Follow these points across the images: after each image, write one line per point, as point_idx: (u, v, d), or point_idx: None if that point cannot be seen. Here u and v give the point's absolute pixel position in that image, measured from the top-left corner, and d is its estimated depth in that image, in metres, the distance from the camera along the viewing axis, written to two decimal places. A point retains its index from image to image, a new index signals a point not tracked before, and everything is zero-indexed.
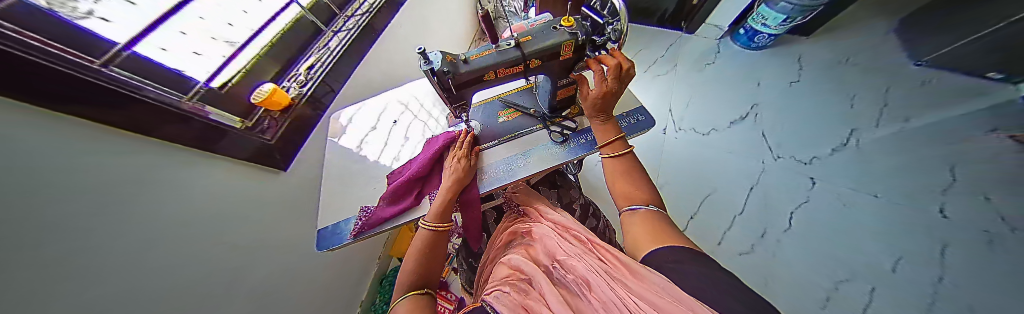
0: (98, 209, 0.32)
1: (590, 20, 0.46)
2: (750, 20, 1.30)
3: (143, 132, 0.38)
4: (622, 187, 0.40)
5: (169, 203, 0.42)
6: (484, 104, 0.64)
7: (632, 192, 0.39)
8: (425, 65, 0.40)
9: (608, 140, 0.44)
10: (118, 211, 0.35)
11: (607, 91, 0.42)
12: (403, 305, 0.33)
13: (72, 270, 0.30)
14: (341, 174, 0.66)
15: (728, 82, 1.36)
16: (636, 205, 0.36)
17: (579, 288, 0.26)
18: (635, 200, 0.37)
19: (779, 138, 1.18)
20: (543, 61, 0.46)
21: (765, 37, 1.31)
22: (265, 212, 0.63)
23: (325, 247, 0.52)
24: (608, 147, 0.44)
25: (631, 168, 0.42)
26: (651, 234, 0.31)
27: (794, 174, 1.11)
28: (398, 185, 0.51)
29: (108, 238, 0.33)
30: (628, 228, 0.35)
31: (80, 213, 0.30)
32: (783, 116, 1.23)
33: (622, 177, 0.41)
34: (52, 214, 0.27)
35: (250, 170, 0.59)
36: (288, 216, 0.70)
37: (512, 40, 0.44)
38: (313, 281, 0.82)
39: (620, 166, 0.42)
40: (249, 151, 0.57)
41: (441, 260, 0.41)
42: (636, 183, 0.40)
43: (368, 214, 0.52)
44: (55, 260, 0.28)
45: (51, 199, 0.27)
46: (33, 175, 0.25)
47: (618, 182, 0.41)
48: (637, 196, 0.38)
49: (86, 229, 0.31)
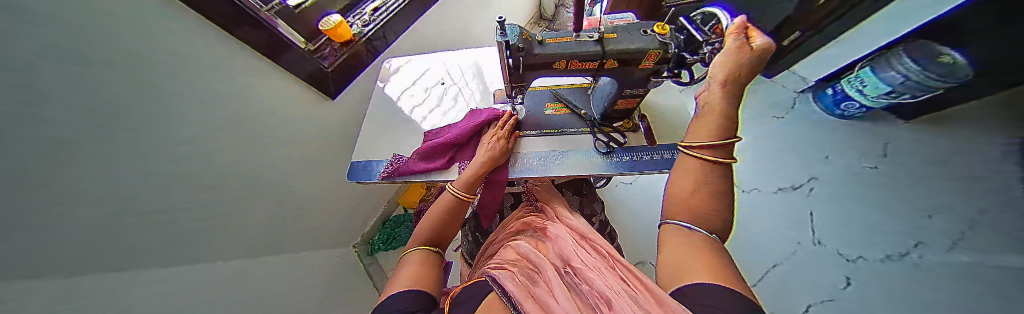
0: (117, 89, 0.34)
1: (686, 34, 0.41)
2: (845, 81, 0.96)
3: (221, 27, 0.50)
4: (686, 192, 0.29)
5: (203, 107, 0.49)
6: (538, 93, 0.68)
7: (701, 207, 0.27)
8: (501, 37, 0.40)
9: (718, 127, 0.30)
10: (159, 107, 0.40)
11: (744, 57, 0.30)
12: (415, 255, 0.36)
13: (111, 148, 0.33)
14: (382, 120, 0.73)
15: (791, 147, 1.13)
16: (689, 223, 0.27)
17: (592, 298, 0.25)
18: (699, 217, 0.27)
19: (836, 224, 0.90)
20: (618, 65, 0.44)
21: (856, 106, 0.97)
22: (277, 129, 0.71)
23: (356, 179, 0.60)
24: (712, 134, 0.30)
25: (712, 176, 0.29)
26: (691, 260, 0.23)
27: (823, 267, 0.88)
28: (433, 145, 0.58)
29: (149, 124, 0.39)
30: (668, 245, 0.27)
31: (120, 100, 0.35)
32: (841, 198, 0.93)
33: (695, 182, 0.29)
34: (98, 97, 0.31)
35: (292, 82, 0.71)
36: (300, 135, 0.78)
37: (596, 33, 0.42)
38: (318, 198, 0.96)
39: (699, 169, 0.29)
40: (306, 71, 0.71)
41: (455, 228, 0.44)
42: (711, 197, 0.28)
43: (398, 164, 0.60)
44: (116, 137, 0.34)
45: (93, 83, 0.31)
46: (76, 60, 0.28)
47: (683, 182, 0.30)
48: (704, 211, 0.27)
49: (129, 117, 0.36)
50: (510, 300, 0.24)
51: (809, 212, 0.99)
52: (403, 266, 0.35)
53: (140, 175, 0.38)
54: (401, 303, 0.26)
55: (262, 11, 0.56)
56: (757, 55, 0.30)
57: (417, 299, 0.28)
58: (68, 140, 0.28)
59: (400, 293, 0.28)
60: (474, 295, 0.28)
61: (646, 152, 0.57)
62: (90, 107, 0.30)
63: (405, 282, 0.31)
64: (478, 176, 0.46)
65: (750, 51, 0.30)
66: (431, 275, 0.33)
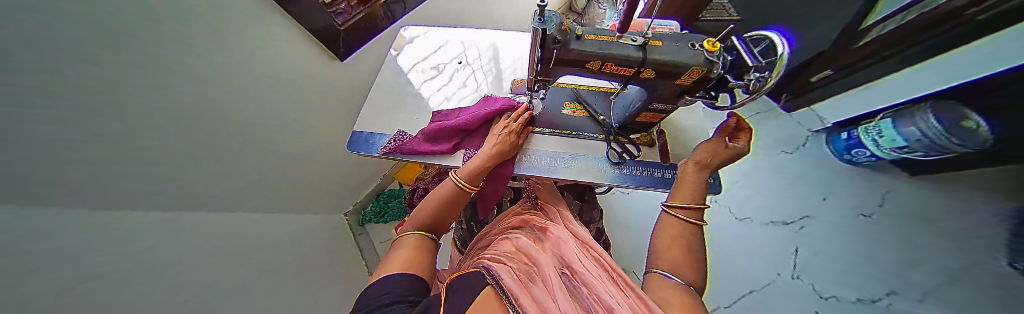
0: (62, 22, 0.29)
1: (734, 55, 0.38)
2: (865, 129, 0.80)
3: None
4: (666, 243, 0.33)
5: (166, 62, 0.46)
6: (558, 90, 0.67)
7: (681, 258, 0.30)
8: (537, 24, 0.37)
9: (693, 194, 0.40)
10: (115, 50, 0.38)
11: (722, 149, 0.44)
12: (410, 239, 0.36)
13: (50, 89, 0.29)
14: (388, 93, 0.70)
15: (788, 183, 1.07)
16: (670, 273, 0.28)
17: (593, 307, 0.24)
18: (678, 268, 0.28)
19: (821, 265, 0.87)
20: (655, 75, 0.42)
21: (866, 155, 0.85)
22: (248, 80, 0.66)
23: (357, 150, 0.58)
24: (688, 199, 0.38)
25: (689, 233, 0.34)
26: (665, 292, 0.25)
27: (795, 300, 0.90)
28: (440, 127, 0.56)
29: (108, 69, 0.37)
30: (649, 285, 0.28)
31: (77, 47, 0.32)
32: (830, 241, 0.87)
33: (675, 235, 0.34)
34: (56, 45, 0.29)
35: (293, 30, 0.75)
36: (277, 92, 0.76)
37: (640, 38, 0.40)
38: (299, 161, 0.95)
39: (680, 226, 0.35)
40: (319, 23, 0.78)
41: (454, 216, 0.43)
42: (689, 250, 0.31)
43: (402, 141, 0.59)
44: (75, 86, 0.32)
45: (54, 31, 0.29)
46: (38, 5, 0.26)
47: (665, 234, 0.34)
48: (684, 263, 0.29)
49: (85, 63, 0.33)
50: (507, 295, 0.23)
51: (813, 254, 0.90)
52: (397, 248, 0.34)
53: (96, 126, 0.37)
54: (394, 286, 0.26)
55: None
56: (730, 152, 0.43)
57: (410, 283, 0.27)
58: (27, 95, 0.27)
59: (395, 276, 0.28)
60: (471, 282, 0.27)
61: (657, 169, 0.57)
62: (47, 59, 0.28)
63: (400, 265, 0.31)
64: (482, 167, 0.45)
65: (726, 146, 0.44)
66: (426, 261, 0.33)
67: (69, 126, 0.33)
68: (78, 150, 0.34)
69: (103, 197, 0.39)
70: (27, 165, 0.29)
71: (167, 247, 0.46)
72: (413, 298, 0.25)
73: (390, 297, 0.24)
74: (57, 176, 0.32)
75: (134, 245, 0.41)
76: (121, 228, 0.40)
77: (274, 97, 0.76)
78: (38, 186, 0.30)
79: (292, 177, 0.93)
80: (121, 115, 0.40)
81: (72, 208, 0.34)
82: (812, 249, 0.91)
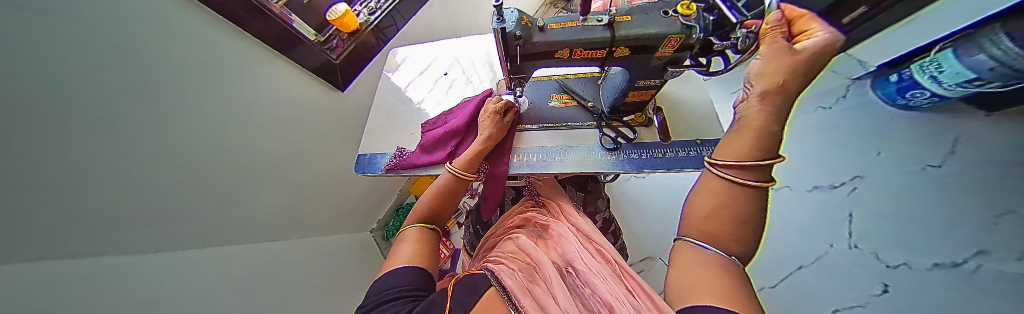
0: (47, 85, 0.33)
1: (716, 14, 0.35)
2: (916, 64, 0.88)
3: (220, 16, 0.60)
4: (702, 215, 0.24)
5: (166, 108, 0.51)
6: (541, 83, 0.67)
7: (721, 231, 0.22)
8: (497, 24, 0.38)
9: (757, 144, 0.23)
10: (110, 102, 0.42)
11: (792, 63, 0.23)
12: (412, 232, 0.38)
13: (36, 144, 0.33)
14: (386, 114, 0.74)
15: (840, 142, 1.08)
16: (704, 243, 0.22)
17: (596, 306, 0.24)
18: (714, 238, 0.22)
19: (872, 227, 0.88)
20: (629, 52, 0.40)
21: (925, 96, 0.89)
22: (248, 117, 0.72)
23: (362, 171, 0.63)
24: (742, 154, 0.23)
25: (744, 198, 0.22)
26: (697, 286, 0.18)
27: (856, 270, 0.86)
28: (436, 137, 0.60)
29: (101, 124, 0.41)
30: (677, 260, 0.24)
31: (74, 106, 0.37)
32: (893, 197, 0.89)
33: (717, 203, 0.23)
34: (32, 118, 0.32)
35: (297, 72, 0.83)
36: (285, 130, 0.85)
37: (607, 16, 0.38)
38: (317, 188, 1.05)
39: (731, 191, 0.23)
40: (318, 62, 0.86)
41: (454, 205, 0.46)
42: (738, 220, 0.22)
43: (402, 158, 0.62)
44: (59, 152, 0.36)
45: (31, 92, 0.32)
46: (16, 72, 0.30)
47: (701, 201, 0.24)
48: (726, 235, 0.21)
49: (70, 130, 0.37)
50: (507, 294, 0.23)
51: (882, 211, 0.89)
52: (401, 241, 0.37)
53: (96, 172, 0.41)
54: (399, 280, 0.28)
55: (274, 4, 0.67)
56: (804, 62, 0.23)
57: (413, 277, 0.29)
58: (7, 150, 0.30)
59: (398, 269, 0.30)
60: (473, 282, 0.27)
61: (658, 149, 0.55)
62: (32, 117, 0.32)
63: (407, 258, 0.32)
64: (477, 153, 0.49)
65: (794, 57, 0.23)
66: (427, 252, 0.35)
67: (68, 174, 0.37)
68: (78, 195, 0.39)
69: (118, 242, 0.45)
70: (23, 211, 0.32)
71: (189, 273, 0.51)
72: (417, 294, 0.26)
73: (394, 291, 0.26)
74: (55, 232, 0.36)
75: (160, 280, 0.46)
76: (143, 268, 0.45)
77: (283, 134, 0.85)
78: (25, 228, 0.33)
79: (312, 203, 1.03)
80: (120, 171, 0.45)
81: (86, 255, 0.39)
82: (880, 206, 0.90)
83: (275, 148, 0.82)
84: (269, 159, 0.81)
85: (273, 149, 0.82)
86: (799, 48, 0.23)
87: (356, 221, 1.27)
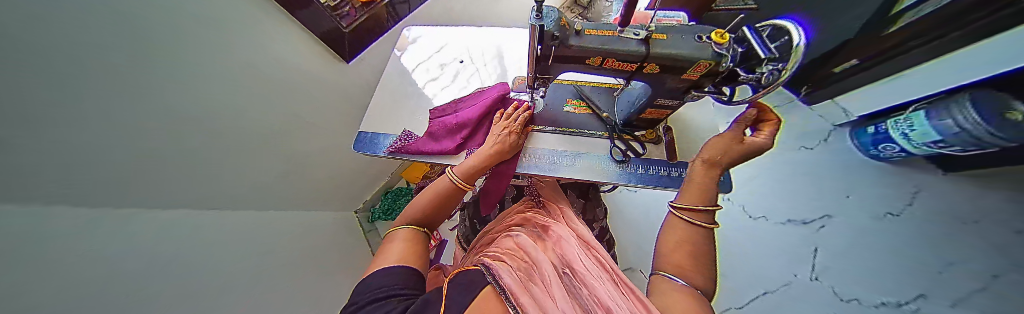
0: (54, 21, 0.31)
1: (745, 47, 0.35)
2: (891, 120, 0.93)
3: None
4: (671, 247, 0.29)
5: (168, 53, 0.48)
6: (561, 85, 0.68)
7: (686, 261, 0.26)
8: (536, 21, 0.37)
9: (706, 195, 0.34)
10: (110, 44, 0.39)
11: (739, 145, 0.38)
12: (402, 232, 0.37)
13: (46, 84, 0.31)
14: (394, 93, 0.71)
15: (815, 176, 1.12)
16: (674, 274, 0.25)
17: (593, 307, 0.24)
18: (683, 271, 0.25)
19: (831, 262, 0.94)
20: (659, 70, 0.41)
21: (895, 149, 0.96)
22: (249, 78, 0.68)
23: (363, 150, 0.60)
24: (699, 200, 0.33)
25: (700, 236, 0.30)
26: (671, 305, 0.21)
27: (815, 303, 0.90)
28: (449, 126, 0.60)
29: (105, 70, 0.38)
30: (652, 290, 0.25)
31: (78, 45, 0.34)
32: (861, 237, 0.92)
33: (682, 239, 0.29)
34: (35, 58, 0.29)
35: (302, 37, 0.80)
36: (285, 98, 0.81)
37: (643, 31, 0.38)
38: (308, 162, 1.00)
39: (687, 229, 0.30)
40: (326, 29, 0.82)
41: (455, 202, 0.45)
42: (698, 254, 0.27)
43: (408, 142, 0.60)
44: (60, 95, 0.33)
45: (46, 28, 0.30)
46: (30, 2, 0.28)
47: (670, 237, 0.30)
48: (689, 268, 0.26)
49: (75, 72, 0.34)
50: (507, 291, 0.23)
51: (845, 247, 0.93)
52: (390, 241, 0.36)
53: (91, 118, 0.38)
54: (387, 280, 0.27)
55: None
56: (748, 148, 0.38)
57: (404, 276, 0.28)
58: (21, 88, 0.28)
59: (386, 270, 0.29)
60: (470, 278, 0.26)
61: (663, 167, 0.56)
62: (44, 53, 0.30)
63: (396, 258, 0.31)
64: (493, 149, 0.49)
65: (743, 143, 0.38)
66: (417, 252, 0.34)
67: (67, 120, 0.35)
68: (69, 142, 0.36)
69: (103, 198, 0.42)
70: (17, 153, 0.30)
71: (171, 235, 0.49)
72: (409, 293, 0.26)
73: (382, 292, 0.25)
74: (49, 180, 0.34)
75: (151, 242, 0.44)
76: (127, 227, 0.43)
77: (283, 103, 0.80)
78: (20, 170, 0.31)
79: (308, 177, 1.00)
80: (115, 121, 0.42)
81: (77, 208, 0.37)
82: (843, 241, 0.94)
83: (270, 114, 0.78)
84: (264, 124, 0.77)
85: (267, 114, 0.77)
86: (747, 141, 0.39)
87: (343, 199, 1.22)
